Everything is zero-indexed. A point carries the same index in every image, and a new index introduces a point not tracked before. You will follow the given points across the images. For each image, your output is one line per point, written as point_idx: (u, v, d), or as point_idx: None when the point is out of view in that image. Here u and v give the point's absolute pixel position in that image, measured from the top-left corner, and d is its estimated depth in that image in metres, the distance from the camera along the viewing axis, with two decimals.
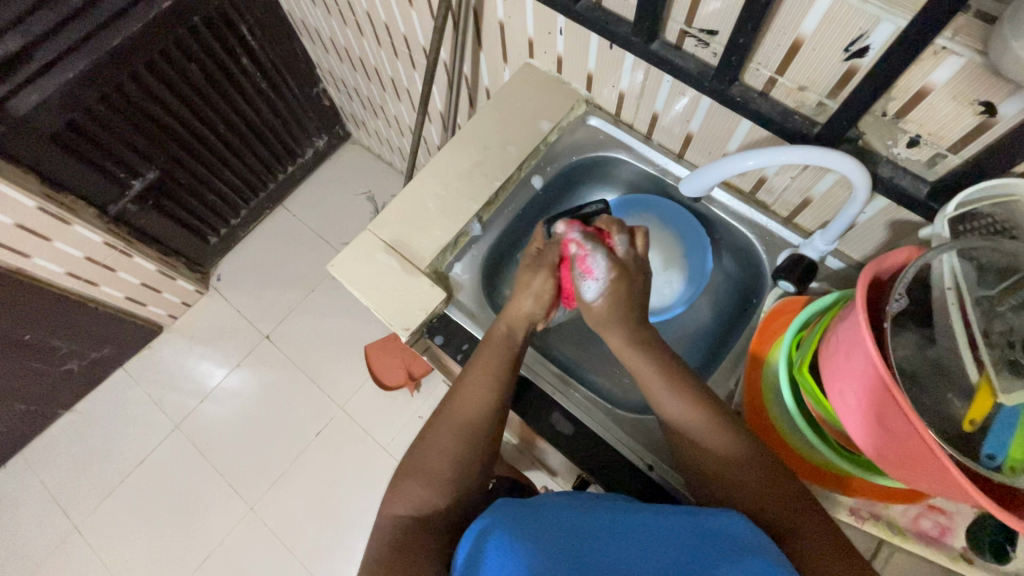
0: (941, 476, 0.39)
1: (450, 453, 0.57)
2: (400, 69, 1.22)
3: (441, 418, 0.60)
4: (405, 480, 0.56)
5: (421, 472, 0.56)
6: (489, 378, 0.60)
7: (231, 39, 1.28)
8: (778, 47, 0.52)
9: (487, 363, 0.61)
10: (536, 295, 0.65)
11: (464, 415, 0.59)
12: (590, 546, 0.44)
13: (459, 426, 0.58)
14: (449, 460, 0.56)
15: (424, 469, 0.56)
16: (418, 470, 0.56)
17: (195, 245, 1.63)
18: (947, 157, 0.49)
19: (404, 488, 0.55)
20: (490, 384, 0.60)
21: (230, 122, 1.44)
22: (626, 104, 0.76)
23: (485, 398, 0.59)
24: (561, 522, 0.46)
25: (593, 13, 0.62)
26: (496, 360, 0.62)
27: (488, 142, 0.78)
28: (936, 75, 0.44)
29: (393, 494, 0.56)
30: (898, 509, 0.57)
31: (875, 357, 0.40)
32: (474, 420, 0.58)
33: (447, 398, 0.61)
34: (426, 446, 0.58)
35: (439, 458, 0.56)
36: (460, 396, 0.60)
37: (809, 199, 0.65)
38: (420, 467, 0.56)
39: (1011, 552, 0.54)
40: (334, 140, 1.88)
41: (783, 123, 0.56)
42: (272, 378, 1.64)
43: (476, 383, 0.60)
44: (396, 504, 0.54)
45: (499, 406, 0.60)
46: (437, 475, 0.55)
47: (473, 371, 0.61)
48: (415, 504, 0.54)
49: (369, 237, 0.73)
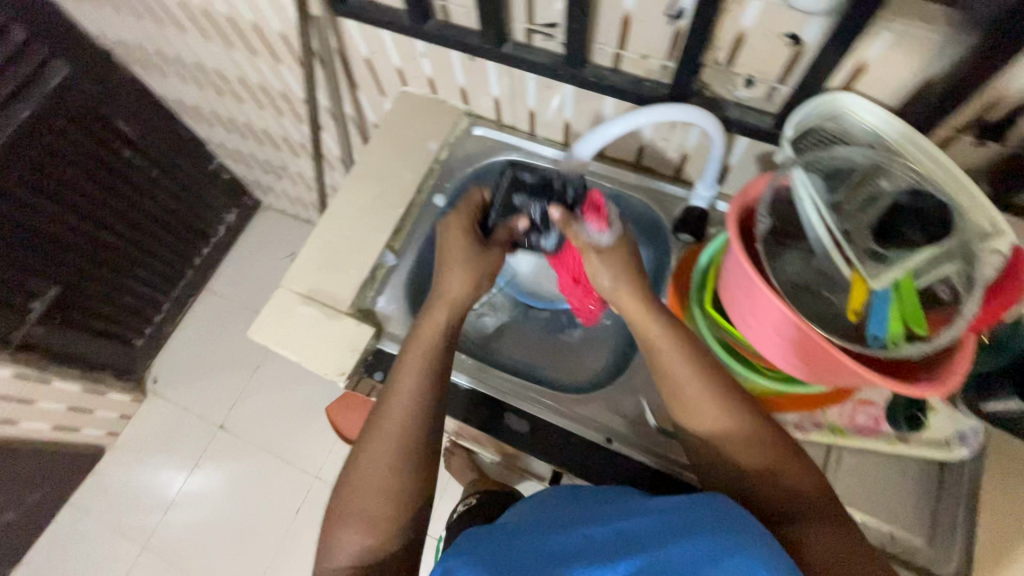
0: (840, 367, 0.42)
1: (388, 483, 0.55)
2: (288, 125, 1.22)
3: (370, 443, 0.57)
4: (346, 525, 0.54)
5: (363, 513, 0.54)
6: (418, 389, 0.58)
7: (106, 135, 1.24)
8: (611, 25, 0.56)
9: (412, 376, 0.58)
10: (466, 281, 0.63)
11: (393, 439, 0.56)
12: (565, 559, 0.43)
13: (390, 452, 0.56)
14: (389, 491, 0.55)
15: (366, 513, 0.54)
16: (357, 512, 0.54)
17: (119, 352, 1.54)
18: (779, 88, 0.55)
19: (347, 533, 0.54)
20: (415, 399, 0.58)
21: (127, 218, 1.38)
22: (503, 108, 0.79)
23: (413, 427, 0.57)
24: (533, 548, 0.46)
25: (443, 31, 0.65)
26: (420, 369, 0.59)
27: (382, 173, 0.79)
28: (744, 19, 0.49)
29: (336, 539, 0.54)
30: (835, 411, 0.61)
31: (755, 278, 0.44)
32: (409, 448, 0.56)
33: (373, 422, 0.58)
34: (362, 482, 0.55)
35: (379, 492, 0.55)
36: (388, 415, 0.57)
37: (686, 153, 0.70)
38: (361, 505, 0.54)
39: (923, 419, 0.59)
40: (245, 211, 1.83)
41: (637, 92, 0.60)
42: (236, 468, 1.55)
43: (401, 399, 0.58)
44: (341, 551, 0.53)
45: (426, 421, 0.58)
46: (376, 519, 0.54)
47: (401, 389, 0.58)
48: (357, 550, 0.53)
49: (284, 293, 0.72)
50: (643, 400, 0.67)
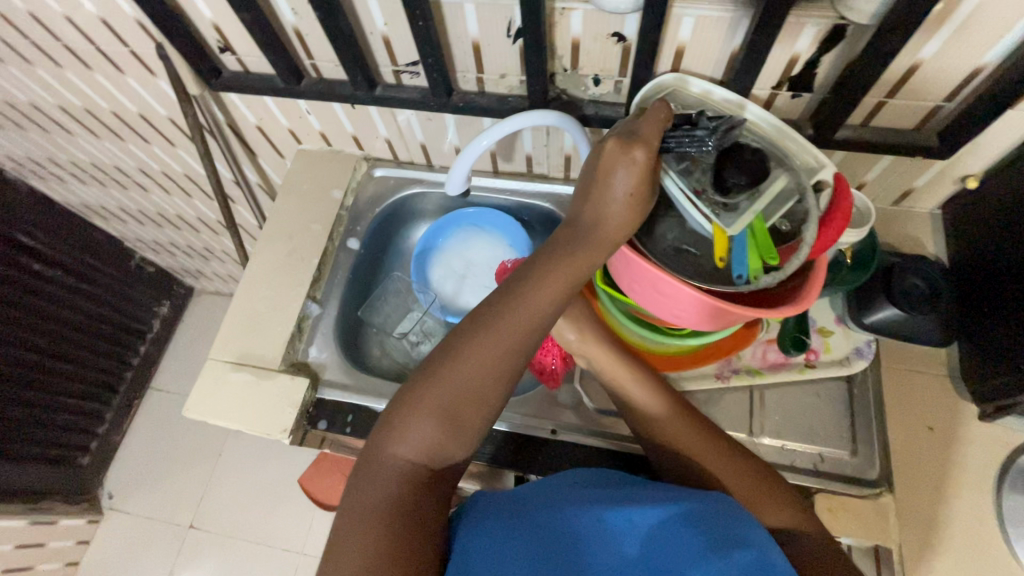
0: (713, 307, 0.48)
1: (478, 404, 0.50)
2: (200, 205, 1.22)
3: (477, 340, 0.50)
4: (422, 421, 0.48)
5: (448, 417, 0.49)
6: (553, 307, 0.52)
7: (10, 252, 1.20)
8: (465, 53, 0.62)
9: (552, 291, 0.52)
10: None
11: (507, 361, 0.50)
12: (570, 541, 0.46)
13: (494, 378, 0.50)
14: (480, 410, 0.50)
15: (446, 412, 0.49)
16: (440, 412, 0.49)
17: (64, 475, 1.45)
18: (623, 81, 0.61)
19: (421, 428, 0.48)
20: (547, 320, 0.52)
21: (48, 333, 1.32)
22: (397, 146, 0.83)
23: (517, 350, 0.51)
24: (554, 528, 0.48)
25: (317, 87, 0.69)
26: (568, 284, 0.52)
27: (292, 229, 0.80)
28: (572, 27, 0.55)
29: (404, 429, 0.48)
30: (749, 354, 0.66)
31: (626, 249, 0.50)
32: (508, 370, 0.50)
33: (483, 323, 0.50)
34: (451, 386, 0.49)
35: (466, 405, 0.49)
36: (504, 326, 0.50)
37: (568, 155, 0.76)
38: (444, 408, 0.49)
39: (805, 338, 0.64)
40: (178, 300, 1.78)
41: (503, 107, 0.65)
42: (214, 565, 1.47)
43: (535, 312, 0.51)
44: (409, 445, 0.48)
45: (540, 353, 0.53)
46: (461, 426, 0.49)
47: (534, 299, 0.51)
48: (427, 445, 0.48)
49: (213, 365, 0.71)
50: (578, 386, 0.70)
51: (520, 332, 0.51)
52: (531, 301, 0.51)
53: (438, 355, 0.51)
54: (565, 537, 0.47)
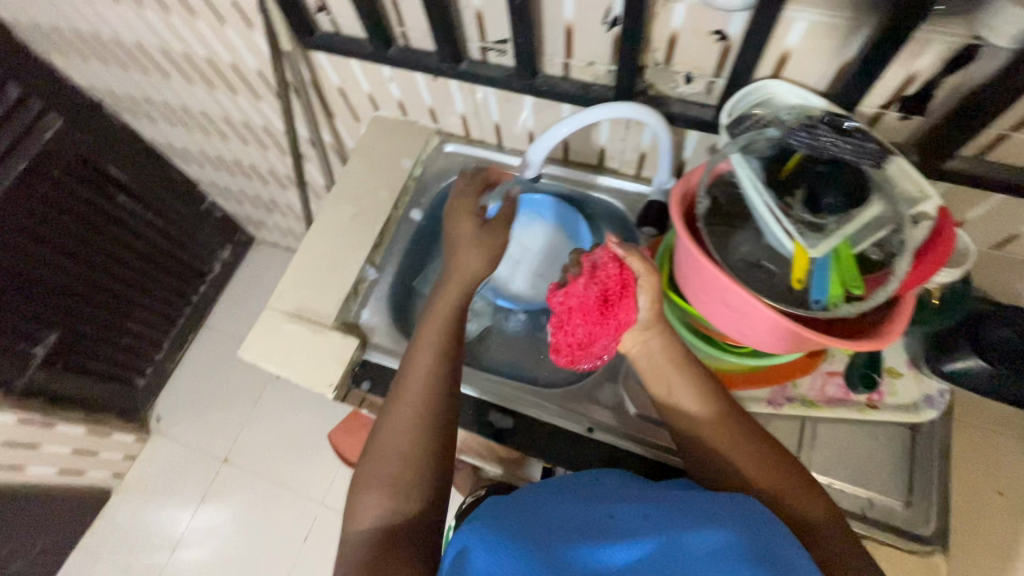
0: (784, 330, 0.45)
1: (410, 447, 0.55)
2: (273, 159, 1.26)
3: (396, 412, 0.57)
4: (371, 485, 0.53)
5: (387, 474, 0.54)
6: (442, 364, 0.60)
7: (100, 182, 1.29)
8: (557, 36, 0.61)
9: (431, 357, 0.60)
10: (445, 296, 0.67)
11: (418, 410, 0.57)
12: (586, 533, 0.44)
13: (411, 422, 0.56)
14: (410, 454, 0.54)
15: (386, 476, 0.53)
16: (380, 476, 0.54)
17: (121, 393, 1.56)
18: (716, 81, 0.58)
19: (370, 495, 0.53)
20: (435, 379, 0.59)
21: (123, 261, 1.42)
22: (471, 123, 0.83)
23: (428, 399, 0.57)
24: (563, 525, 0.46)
25: (404, 55, 0.69)
26: (441, 350, 0.61)
27: (360, 193, 0.82)
28: (673, 20, 0.53)
29: (361, 501, 0.53)
30: (806, 384, 0.63)
31: (700, 255, 0.47)
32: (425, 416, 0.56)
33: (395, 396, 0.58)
34: (383, 449, 0.55)
35: (395, 455, 0.54)
36: (412, 390, 0.58)
37: (643, 152, 0.74)
38: (383, 467, 0.54)
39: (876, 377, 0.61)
40: (239, 247, 1.87)
41: (586, 96, 0.64)
42: (241, 500, 1.56)
43: (422, 380, 0.58)
44: (370, 511, 0.52)
45: (450, 398, 0.59)
46: (399, 480, 0.53)
47: (414, 372, 0.59)
48: (379, 508, 0.52)
49: (271, 313, 0.74)
50: (620, 388, 0.69)
51: (427, 386, 0.58)
52: (414, 371, 0.60)
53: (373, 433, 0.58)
54: (580, 530, 0.44)
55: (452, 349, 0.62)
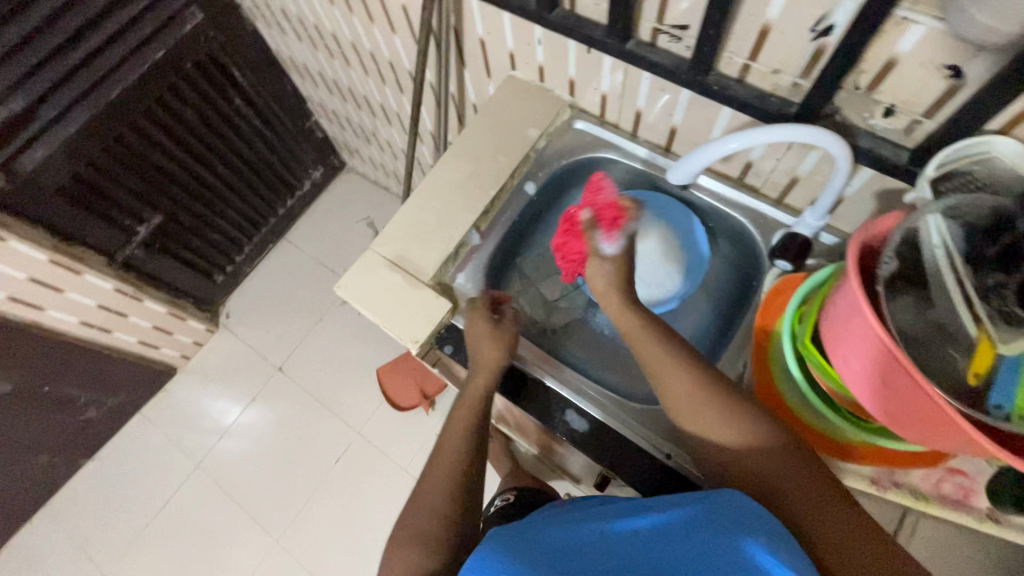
0: (954, 430, 0.39)
1: (434, 509, 0.57)
2: (388, 94, 1.25)
3: (428, 477, 0.61)
4: (397, 550, 0.56)
5: (412, 535, 0.56)
6: (466, 437, 0.62)
7: (223, 82, 1.32)
8: (748, 34, 0.54)
9: (461, 428, 0.63)
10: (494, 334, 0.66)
11: (446, 470, 0.60)
12: (595, 558, 0.42)
13: (439, 482, 0.59)
14: (433, 517, 0.57)
15: (417, 533, 0.56)
16: (405, 541, 0.56)
17: (202, 285, 1.65)
18: (922, 122, 0.51)
19: (396, 559, 0.55)
20: (462, 446, 0.62)
21: (228, 162, 1.47)
22: (609, 105, 0.77)
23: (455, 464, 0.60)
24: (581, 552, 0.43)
25: (568, 20, 0.64)
26: (468, 424, 0.63)
27: (479, 154, 0.80)
28: (900, 45, 0.46)
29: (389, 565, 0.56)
30: (918, 474, 0.57)
31: (873, 321, 0.41)
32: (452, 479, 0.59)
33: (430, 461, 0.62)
34: (412, 514, 0.58)
35: (423, 517, 0.57)
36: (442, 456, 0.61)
37: (796, 178, 0.67)
38: (410, 530, 0.57)
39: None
40: (330, 170, 1.91)
41: (760, 106, 0.57)
42: (286, 409, 1.65)
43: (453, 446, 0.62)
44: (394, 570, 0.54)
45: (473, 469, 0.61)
46: (426, 538, 0.56)
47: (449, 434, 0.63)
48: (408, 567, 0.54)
49: (372, 256, 0.75)
50: None
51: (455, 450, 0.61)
52: (446, 438, 0.63)
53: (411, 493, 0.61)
54: (574, 547, 0.44)
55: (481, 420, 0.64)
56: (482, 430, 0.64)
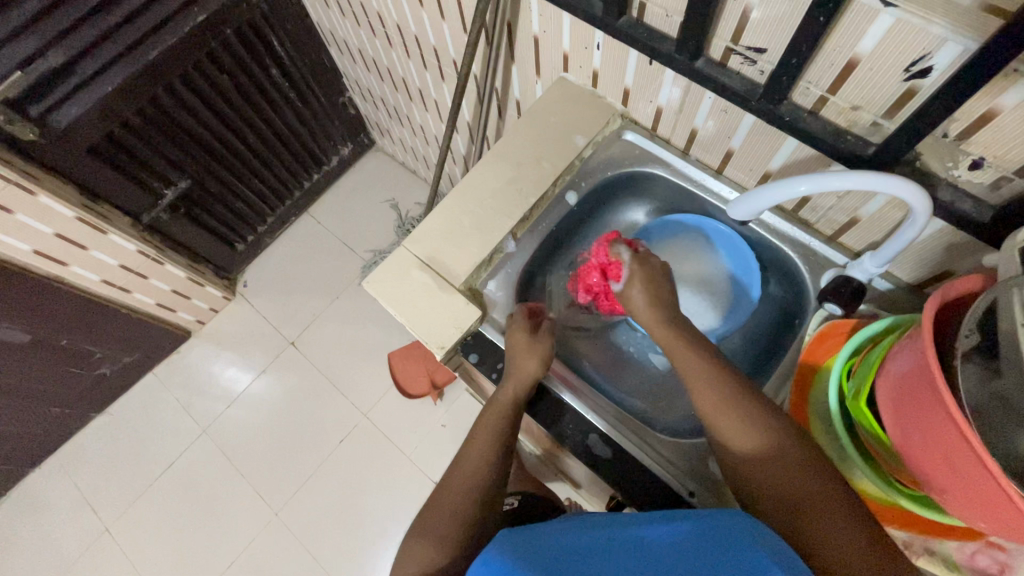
0: (1012, 518, 0.37)
1: (453, 510, 0.57)
2: (428, 80, 1.22)
3: (451, 478, 0.60)
4: (413, 544, 0.56)
5: (425, 529, 0.56)
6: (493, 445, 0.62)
7: (262, 51, 1.29)
8: (831, 66, 0.51)
9: (489, 437, 0.62)
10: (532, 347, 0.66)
11: (469, 477, 0.59)
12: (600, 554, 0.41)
13: (463, 485, 0.59)
14: (453, 516, 0.56)
15: (434, 531, 0.55)
16: (420, 538, 0.56)
17: (223, 252, 1.65)
18: (1012, 180, 0.47)
19: (411, 553, 0.55)
20: (488, 454, 0.61)
21: (260, 132, 1.45)
22: (663, 119, 0.74)
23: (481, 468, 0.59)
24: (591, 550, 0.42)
25: (634, 30, 0.61)
26: (494, 434, 0.62)
27: (522, 157, 0.77)
28: (1005, 98, 0.42)
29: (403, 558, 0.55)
30: (953, 544, 0.54)
31: (942, 389, 0.39)
32: (476, 483, 0.58)
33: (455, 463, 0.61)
34: (434, 510, 0.58)
35: (440, 514, 0.57)
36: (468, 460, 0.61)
37: (856, 219, 0.64)
38: (426, 526, 0.56)
39: None
40: (358, 148, 1.88)
41: (834, 143, 0.54)
42: (295, 384, 1.65)
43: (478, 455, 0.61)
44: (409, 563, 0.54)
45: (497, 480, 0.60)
46: (443, 538, 0.55)
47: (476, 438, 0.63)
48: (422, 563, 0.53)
49: (404, 253, 0.73)
50: None
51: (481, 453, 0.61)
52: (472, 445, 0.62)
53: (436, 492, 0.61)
54: (578, 549, 0.43)
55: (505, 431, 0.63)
56: (508, 435, 0.63)
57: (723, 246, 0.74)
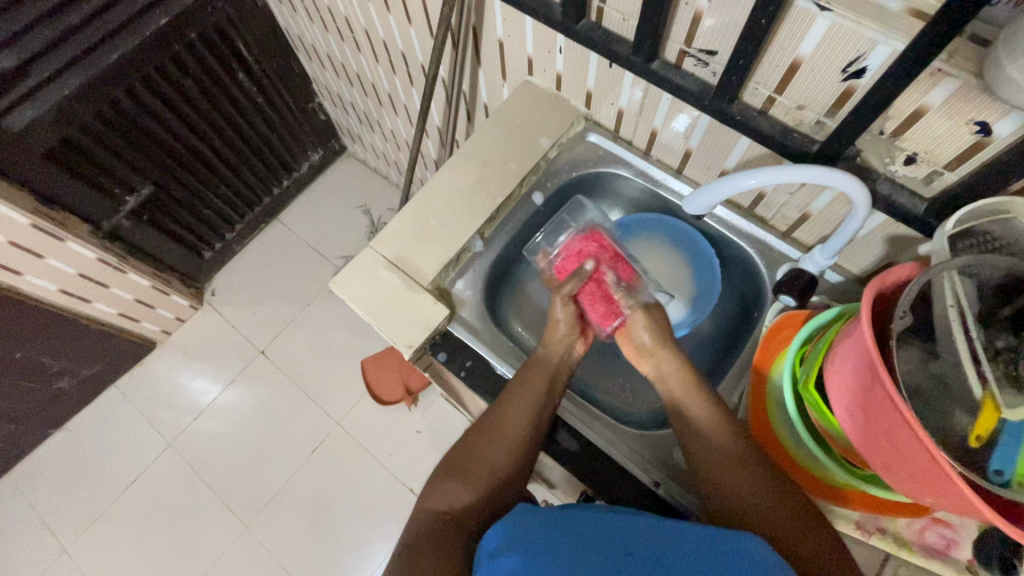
0: (948, 490, 0.39)
1: (487, 463, 0.60)
2: (397, 84, 1.23)
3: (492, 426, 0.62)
4: (441, 479, 0.60)
5: (457, 472, 0.60)
6: (534, 414, 0.61)
7: (228, 55, 1.28)
8: (776, 67, 0.53)
9: (532, 403, 0.62)
10: (569, 320, 0.68)
11: (509, 436, 0.61)
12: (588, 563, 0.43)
13: (498, 446, 0.61)
14: (487, 469, 0.60)
15: (469, 470, 0.60)
16: (452, 475, 0.60)
17: (189, 260, 1.61)
18: (942, 174, 0.51)
19: (441, 485, 0.60)
20: (531, 422, 0.61)
21: (227, 138, 1.43)
22: (624, 121, 0.76)
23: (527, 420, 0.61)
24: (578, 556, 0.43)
25: (593, 33, 0.63)
26: (537, 403, 0.62)
27: (489, 158, 0.78)
28: (931, 96, 0.45)
29: (431, 489, 0.60)
30: (902, 521, 0.57)
31: (879, 368, 0.41)
32: (518, 436, 0.61)
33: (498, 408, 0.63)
34: (465, 453, 0.61)
35: (473, 462, 0.60)
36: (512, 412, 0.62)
37: (807, 214, 0.66)
38: (460, 467, 0.60)
39: None
40: (329, 154, 1.87)
41: (783, 141, 0.56)
42: (266, 394, 1.62)
43: (518, 420, 0.61)
44: (434, 501, 0.59)
45: (533, 446, 0.62)
46: (474, 478, 0.59)
47: (513, 403, 0.62)
48: (449, 501, 0.58)
49: (372, 254, 0.73)
50: None
51: (528, 410, 0.61)
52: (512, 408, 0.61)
53: (475, 429, 0.63)
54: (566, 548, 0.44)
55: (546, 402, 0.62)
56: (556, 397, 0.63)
57: (680, 242, 0.77)
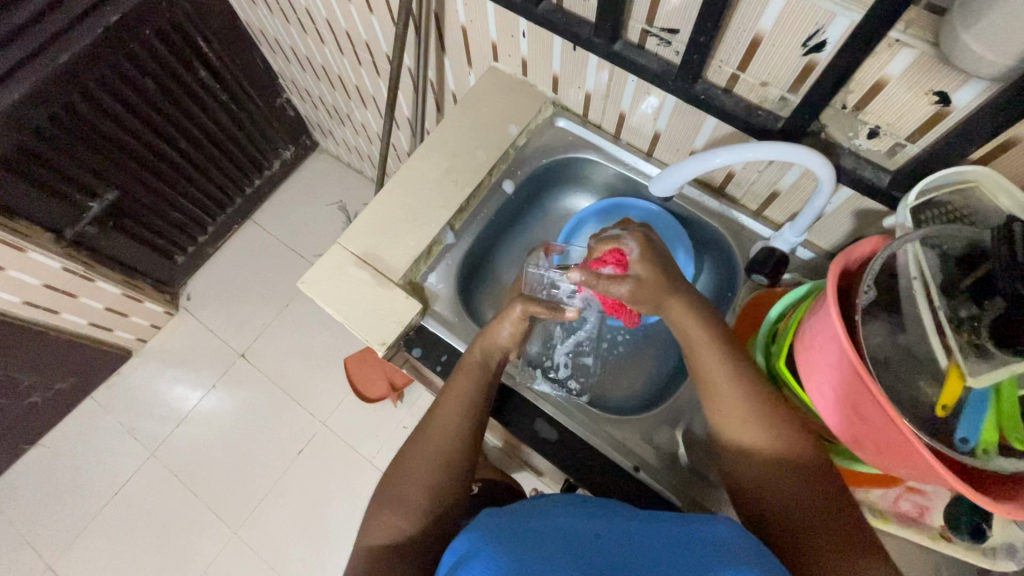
0: (918, 463, 0.39)
1: (423, 486, 0.57)
2: (364, 76, 1.20)
3: (421, 442, 0.59)
4: (382, 508, 0.57)
5: (397, 498, 0.56)
6: (467, 421, 0.60)
7: (187, 51, 1.23)
8: (738, 44, 0.53)
9: (454, 412, 0.60)
10: (513, 329, 0.64)
11: (436, 455, 0.58)
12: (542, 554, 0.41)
13: (430, 462, 0.58)
14: (429, 490, 0.56)
15: (404, 495, 0.56)
16: (392, 500, 0.57)
17: (160, 266, 1.57)
18: (906, 146, 0.51)
19: (386, 511, 0.56)
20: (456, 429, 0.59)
21: (192, 138, 1.38)
22: (593, 105, 0.75)
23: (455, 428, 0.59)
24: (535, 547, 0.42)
25: (554, 15, 0.62)
26: (461, 410, 0.60)
27: (457, 147, 0.77)
28: (891, 67, 0.45)
29: (371, 521, 0.57)
30: (878, 492, 0.57)
31: (845, 345, 0.41)
32: (449, 448, 0.58)
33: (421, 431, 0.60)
34: (394, 481, 0.58)
35: (413, 485, 0.57)
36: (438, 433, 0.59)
37: (776, 191, 0.66)
38: (397, 494, 0.57)
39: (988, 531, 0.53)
40: (301, 150, 1.83)
41: (748, 119, 0.56)
42: (249, 398, 1.59)
43: (446, 435, 0.59)
44: (373, 535, 0.55)
45: (470, 456, 0.60)
46: (415, 503, 0.56)
47: (445, 414, 0.60)
48: (393, 533, 0.54)
49: (340, 251, 0.71)
50: (678, 435, 0.64)
51: (456, 415, 0.59)
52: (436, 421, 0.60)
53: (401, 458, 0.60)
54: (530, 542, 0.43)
55: (477, 406, 0.60)
56: (487, 394, 0.62)
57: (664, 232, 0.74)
